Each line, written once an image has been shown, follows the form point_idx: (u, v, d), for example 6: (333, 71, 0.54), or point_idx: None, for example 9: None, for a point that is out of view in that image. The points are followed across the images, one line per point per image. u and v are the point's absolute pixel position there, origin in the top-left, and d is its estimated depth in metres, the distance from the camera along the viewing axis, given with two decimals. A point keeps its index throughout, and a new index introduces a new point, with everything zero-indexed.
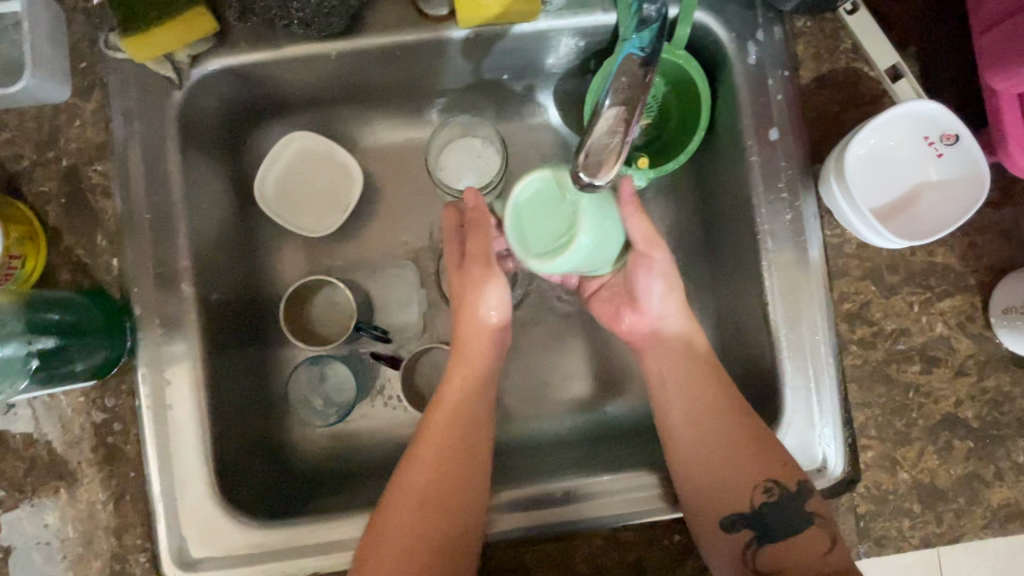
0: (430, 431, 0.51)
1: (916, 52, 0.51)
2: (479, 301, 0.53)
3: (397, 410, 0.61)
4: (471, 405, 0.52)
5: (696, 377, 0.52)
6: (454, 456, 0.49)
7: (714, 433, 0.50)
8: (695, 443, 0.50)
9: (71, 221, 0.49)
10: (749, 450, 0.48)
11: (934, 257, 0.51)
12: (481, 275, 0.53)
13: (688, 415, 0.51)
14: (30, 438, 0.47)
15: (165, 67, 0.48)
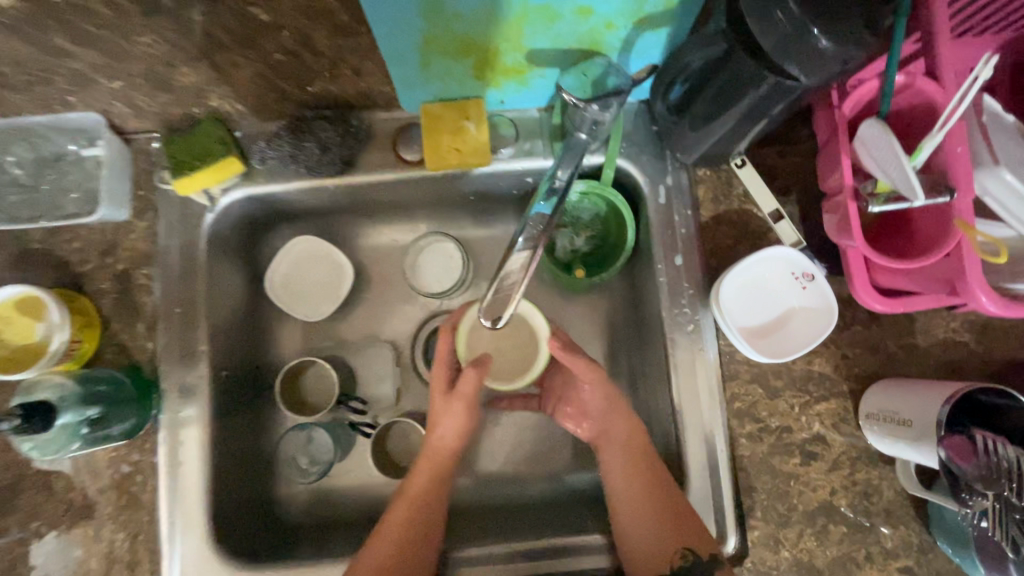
0: (393, 518, 0.59)
1: (797, 196, 0.62)
2: (448, 412, 0.62)
3: (369, 471, 0.72)
4: (436, 492, 0.61)
5: (632, 466, 0.59)
6: (410, 547, 0.58)
7: (644, 520, 0.56)
8: (631, 528, 0.56)
9: (119, 312, 0.62)
10: (670, 529, 0.55)
11: (813, 366, 0.60)
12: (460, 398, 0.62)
13: (626, 501, 0.57)
14: (69, 485, 0.59)
15: (203, 197, 0.64)
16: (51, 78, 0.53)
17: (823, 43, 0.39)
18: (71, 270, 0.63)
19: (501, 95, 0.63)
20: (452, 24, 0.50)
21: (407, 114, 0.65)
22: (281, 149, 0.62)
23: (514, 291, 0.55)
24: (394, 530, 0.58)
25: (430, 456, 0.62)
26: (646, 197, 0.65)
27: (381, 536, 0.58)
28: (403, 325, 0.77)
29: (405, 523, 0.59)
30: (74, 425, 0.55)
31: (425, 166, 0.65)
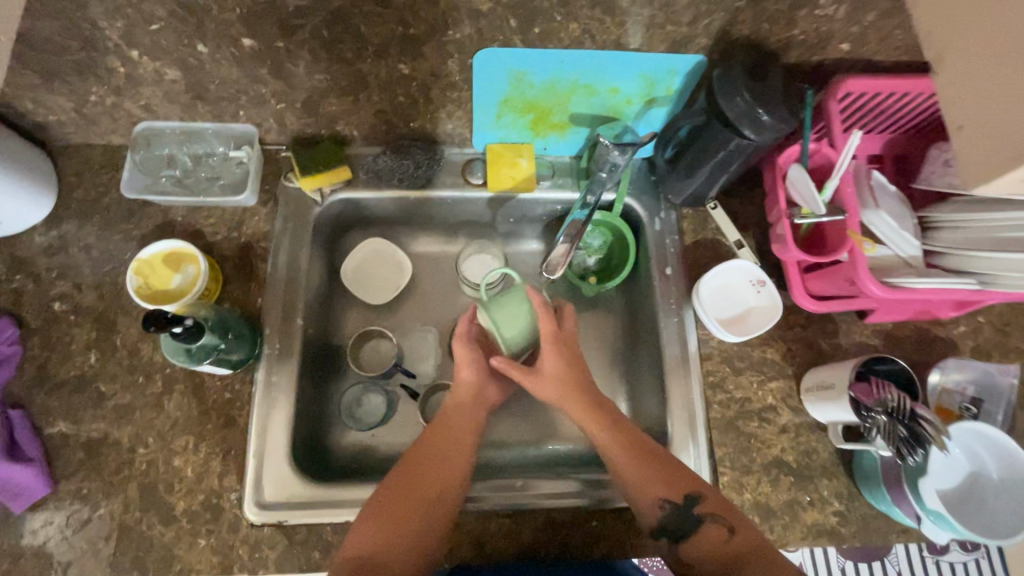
0: (413, 457, 0.69)
1: (754, 232, 0.86)
2: (462, 362, 0.77)
3: (411, 430, 0.86)
4: (452, 432, 0.72)
5: (615, 422, 0.70)
6: (455, 454, 0.70)
7: (632, 464, 0.67)
8: (619, 468, 0.67)
9: (238, 274, 0.79)
10: (652, 468, 0.66)
11: (768, 354, 0.81)
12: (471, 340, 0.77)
13: (613, 447, 0.68)
14: (181, 405, 0.73)
15: (315, 194, 0.84)
16: (237, 97, 0.74)
17: (765, 117, 0.64)
18: (204, 239, 0.80)
19: (545, 144, 0.87)
20: (525, 89, 0.75)
21: (473, 151, 0.88)
22: (384, 163, 0.84)
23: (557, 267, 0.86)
24: (448, 437, 0.71)
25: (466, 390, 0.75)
26: (645, 226, 0.88)
27: (403, 473, 0.67)
28: (447, 316, 0.94)
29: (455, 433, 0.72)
30: (210, 345, 0.69)
31: (485, 188, 0.87)
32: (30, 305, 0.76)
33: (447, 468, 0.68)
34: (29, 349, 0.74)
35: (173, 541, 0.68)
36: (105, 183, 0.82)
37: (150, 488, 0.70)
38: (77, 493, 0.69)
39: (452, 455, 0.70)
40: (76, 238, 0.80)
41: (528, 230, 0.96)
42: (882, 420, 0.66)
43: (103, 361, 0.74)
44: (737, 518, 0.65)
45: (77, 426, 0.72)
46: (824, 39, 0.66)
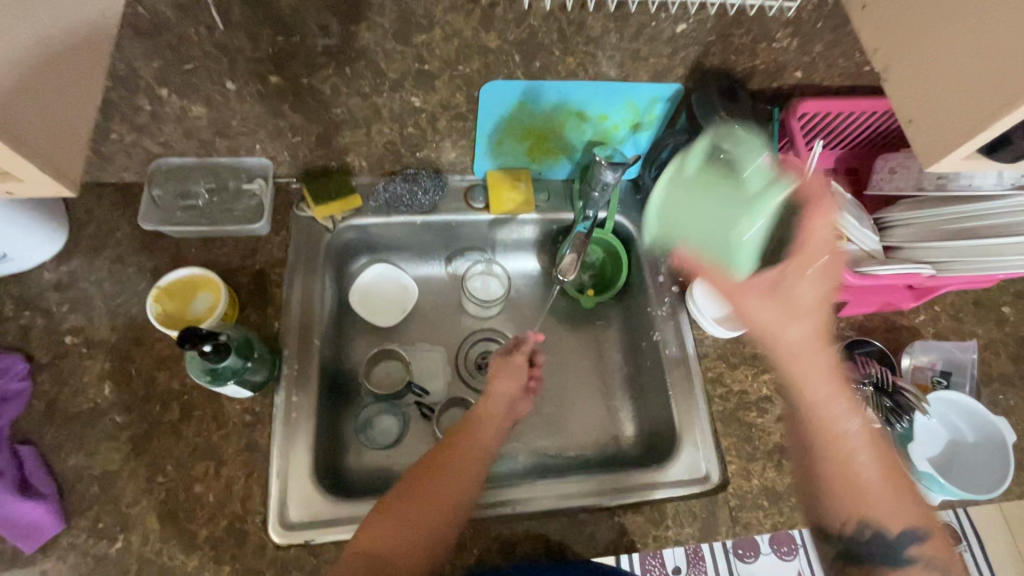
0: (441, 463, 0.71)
1: None
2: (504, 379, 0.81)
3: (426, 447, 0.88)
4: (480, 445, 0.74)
5: (871, 435, 0.71)
6: (469, 462, 0.72)
7: (886, 494, 0.69)
8: (886, 478, 0.70)
9: (255, 300, 0.82)
10: (894, 482, 0.70)
11: (758, 348, 0.88)
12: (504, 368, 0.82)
13: (881, 463, 0.70)
14: (200, 429, 0.73)
15: (327, 222, 0.88)
16: (256, 131, 0.79)
17: None
18: (219, 268, 0.83)
19: (540, 169, 0.94)
20: (525, 118, 0.83)
21: (474, 178, 0.94)
22: (392, 191, 0.89)
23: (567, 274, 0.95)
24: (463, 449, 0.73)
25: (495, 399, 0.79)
26: (636, 240, 0.96)
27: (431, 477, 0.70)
28: (454, 337, 0.98)
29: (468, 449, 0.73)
30: (236, 366, 0.71)
31: (487, 211, 0.93)
32: (39, 340, 0.76)
33: (461, 472, 0.71)
34: (39, 384, 0.73)
35: (196, 569, 0.66)
36: (117, 219, 0.84)
37: (171, 517, 0.68)
38: (93, 528, 0.67)
39: (468, 466, 0.72)
40: (87, 273, 0.80)
41: (524, 250, 1.02)
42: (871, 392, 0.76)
43: (118, 392, 0.74)
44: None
45: (91, 459, 0.70)
46: (780, 68, 0.78)
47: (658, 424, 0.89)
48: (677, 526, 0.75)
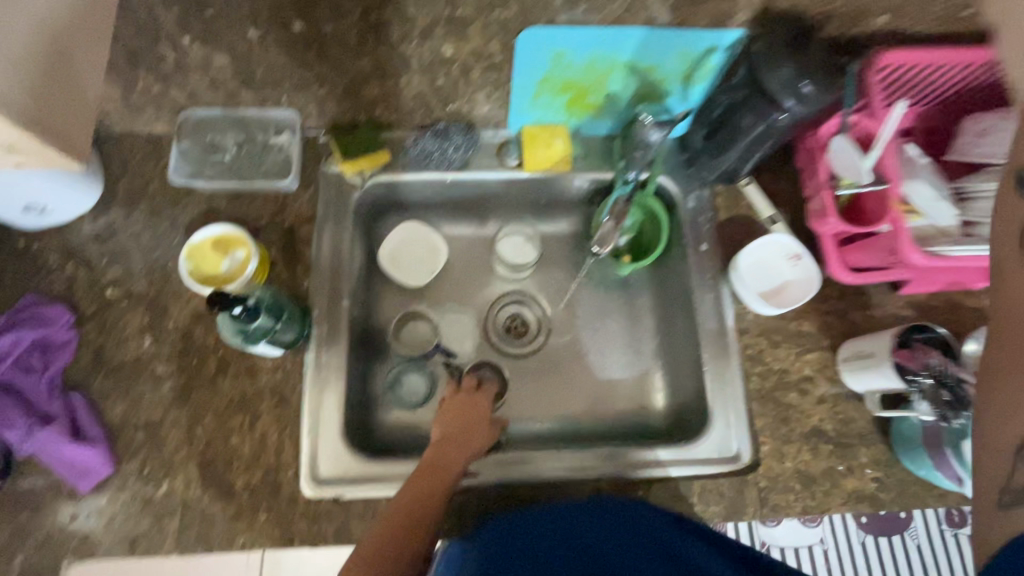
0: (406, 491, 0.66)
1: (786, 208, 0.87)
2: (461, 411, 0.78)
3: None
4: (447, 473, 0.69)
5: None
6: (430, 508, 0.65)
7: None
8: None
9: (285, 257, 0.81)
10: None
11: (803, 325, 0.82)
12: (476, 425, 0.77)
13: None
14: (235, 384, 0.75)
15: (356, 178, 0.85)
16: (282, 82, 0.77)
17: (807, 88, 0.66)
18: (249, 223, 0.82)
19: (578, 123, 0.88)
20: (564, 69, 0.76)
21: (507, 133, 0.89)
22: (422, 146, 0.86)
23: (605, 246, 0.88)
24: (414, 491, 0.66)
25: (456, 441, 0.74)
26: (679, 204, 0.89)
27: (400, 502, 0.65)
28: (482, 298, 0.96)
29: (431, 490, 0.67)
30: (266, 327, 0.71)
31: (521, 169, 0.88)
32: (83, 292, 0.78)
33: (421, 514, 0.64)
34: (85, 334, 0.76)
35: (234, 516, 0.70)
36: (149, 171, 0.83)
37: (210, 466, 0.72)
38: (139, 472, 0.71)
39: (430, 508, 0.65)
40: (124, 226, 0.81)
41: (559, 211, 0.97)
42: (929, 385, 0.68)
43: (158, 345, 0.76)
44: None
45: (135, 407, 0.73)
46: (861, 11, 0.68)
47: (689, 398, 0.86)
48: (703, 504, 0.74)
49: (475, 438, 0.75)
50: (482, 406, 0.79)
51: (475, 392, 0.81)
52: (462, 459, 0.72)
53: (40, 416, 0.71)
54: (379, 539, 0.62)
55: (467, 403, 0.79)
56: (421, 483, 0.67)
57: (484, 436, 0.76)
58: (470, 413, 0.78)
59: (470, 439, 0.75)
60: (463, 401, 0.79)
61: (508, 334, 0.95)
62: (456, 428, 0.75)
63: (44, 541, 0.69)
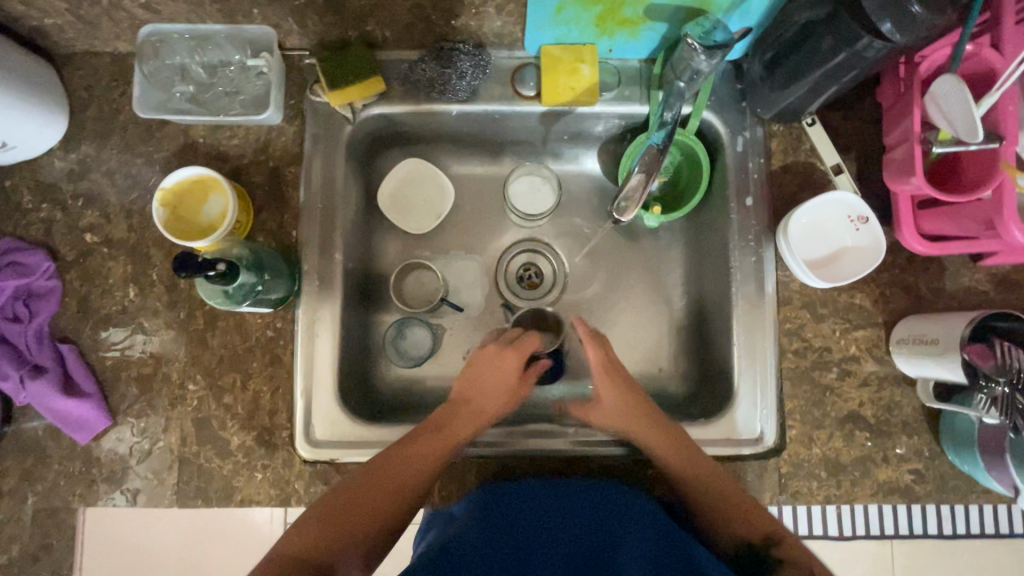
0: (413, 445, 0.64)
1: (856, 155, 0.72)
2: (491, 368, 0.72)
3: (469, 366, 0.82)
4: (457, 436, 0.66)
5: None
6: (421, 472, 0.62)
7: None
8: None
9: (270, 202, 0.73)
10: None
11: (854, 298, 0.71)
12: (504, 386, 0.71)
13: None
14: (225, 340, 0.71)
15: (347, 110, 0.73)
16: None
17: (915, 8, 0.52)
18: (230, 163, 0.73)
19: (611, 44, 0.73)
20: None
21: (525, 55, 0.75)
22: (424, 72, 0.73)
23: (629, 206, 0.70)
24: (408, 452, 0.63)
25: (478, 402, 0.70)
26: (725, 145, 0.75)
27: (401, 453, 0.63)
28: (490, 246, 0.86)
29: (428, 455, 0.63)
30: (249, 285, 0.66)
31: (538, 101, 0.75)
32: (61, 236, 0.73)
33: (413, 478, 0.62)
34: (68, 282, 0.72)
35: (232, 473, 0.69)
36: (118, 99, 0.74)
37: (205, 423, 0.70)
38: (136, 426, 0.70)
39: (428, 472, 0.63)
40: (97, 162, 0.74)
41: (583, 148, 0.84)
42: (1001, 390, 0.60)
43: (143, 296, 0.72)
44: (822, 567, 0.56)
45: (126, 361, 0.71)
46: None
47: (713, 369, 0.78)
48: None
49: (497, 398, 0.71)
50: (515, 366, 0.73)
51: (508, 346, 0.74)
52: (478, 423, 0.69)
53: (31, 366, 0.69)
54: (359, 494, 0.59)
55: (498, 359, 0.72)
56: (422, 445, 0.64)
57: (508, 396, 0.72)
58: (502, 372, 0.72)
59: (490, 403, 0.70)
60: (493, 355, 0.73)
61: (521, 286, 0.86)
62: (481, 385, 0.71)
63: (52, 486, 0.70)
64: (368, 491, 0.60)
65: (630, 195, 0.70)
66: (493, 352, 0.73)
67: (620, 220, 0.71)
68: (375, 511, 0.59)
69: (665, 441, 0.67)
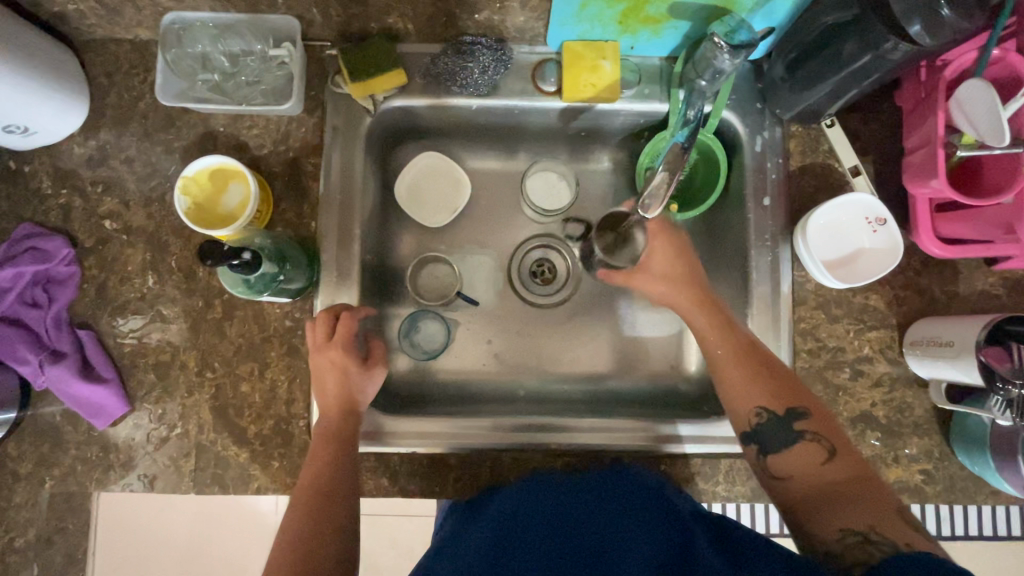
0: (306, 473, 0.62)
1: (873, 158, 0.72)
2: (326, 370, 0.67)
3: (485, 361, 0.83)
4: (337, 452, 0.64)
5: None
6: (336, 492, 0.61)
7: None
8: None
9: (289, 193, 0.73)
10: None
11: (869, 299, 0.72)
12: (346, 380, 0.67)
13: None
14: (242, 330, 0.71)
15: (367, 102, 0.73)
16: None
17: (946, 11, 0.52)
18: (250, 152, 0.73)
19: (633, 42, 0.73)
20: None
21: (546, 50, 0.75)
22: (445, 65, 0.73)
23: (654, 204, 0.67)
24: (316, 463, 0.63)
25: (329, 408, 0.66)
26: (744, 145, 0.75)
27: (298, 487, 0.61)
28: (506, 239, 0.86)
29: (320, 469, 0.62)
30: (270, 275, 0.66)
31: (559, 97, 0.75)
32: (81, 222, 0.73)
33: (325, 497, 0.60)
34: (86, 269, 0.72)
35: (248, 461, 0.70)
36: (138, 87, 0.74)
37: (222, 411, 0.70)
38: (153, 413, 0.70)
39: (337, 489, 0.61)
40: (116, 149, 0.74)
41: (599, 144, 0.85)
42: (1017, 393, 0.60)
43: (161, 284, 0.72)
44: (841, 443, 0.60)
45: (144, 348, 0.71)
46: None
47: None
48: (727, 482, 0.72)
49: (347, 398, 0.67)
50: (348, 356, 0.68)
51: (342, 339, 0.68)
52: (347, 426, 0.66)
53: (51, 352, 0.70)
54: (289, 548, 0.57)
55: (323, 359, 0.67)
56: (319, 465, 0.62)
57: (360, 390, 0.68)
58: (331, 369, 0.67)
59: (350, 400, 0.67)
60: (323, 356, 0.67)
61: (535, 281, 0.86)
62: (320, 390, 0.67)
63: (68, 472, 0.70)
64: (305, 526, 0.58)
65: (655, 193, 0.66)
66: (320, 348, 0.67)
67: (648, 217, 0.68)
68: (326, 547, 0.57)
69: (705, 320, 0.69)
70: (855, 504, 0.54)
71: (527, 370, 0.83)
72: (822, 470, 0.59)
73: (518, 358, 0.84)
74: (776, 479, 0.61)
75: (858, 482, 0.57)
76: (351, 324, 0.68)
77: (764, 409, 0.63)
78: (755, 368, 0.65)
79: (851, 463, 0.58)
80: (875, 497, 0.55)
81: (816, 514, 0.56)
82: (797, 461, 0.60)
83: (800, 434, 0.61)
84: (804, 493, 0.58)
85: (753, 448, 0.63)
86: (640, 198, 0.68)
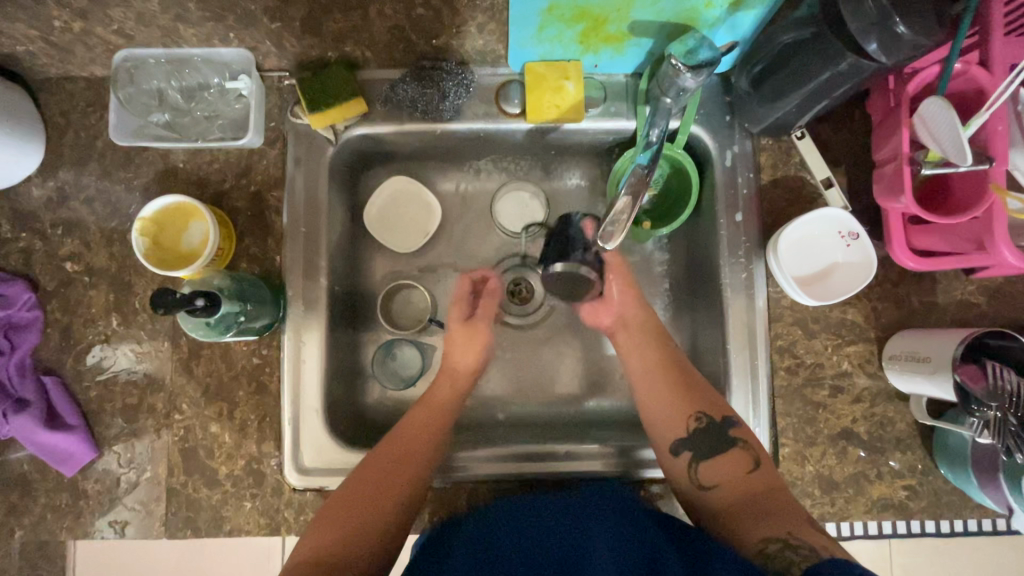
0: (407, 426, 0.71)
1: (845, 170, 0.71)
2: (465, 342, 0.78)
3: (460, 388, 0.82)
4: (439, 412, 0.73)
5: None
6: (377, 508, 0.63)
7: None
8: None
9: (253, 227, 0.72)
10: None
11: (847, 313, 0.71)
12: (474, 338, 0.78)
13: None
14: (209, 369, 0.70)
15: (328, 132, 0.72)
16: (223, 15, 0.64)
17: (902, 28, 0.51)
18: (211, 187, 0.72)
19: (596, 60, 0.71)
20: None
21: (509, 71, 0.74)
22: (406, 93, 0.72)
23: (616, 229, 0.65)
24: (399, 444, 0.69)
25: (450, 375, 0.76)
26: (714, 160, 0.74)
27: (399, 433, 0.70)
28: (480, 260, 0.85)
29: (425, 426, 0.71)
30: (230, 316, 0.65)
31: (523, 118, 0.74)
32: (41, 265, 0.72)
33: (416, 442, 0.69)
34: (49, 313, 0.71)
35: (220, 503, 0.69)
36: (95, 125, 0.73)
37: (191, 453, 0.69)
38: (122, 457, 0.69)
39: (383, 505, 0.64)
40: (75, 190, 0.72)
41: (570, 162, 0.83)
42: (993, 414, 0.60)
43: (126, 325, 0.71)
44: (765, 456, 0.64)
45: (110, 391, 0.70)
46: None
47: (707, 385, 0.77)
48: None
49: (467, 362, 0.77)
50: (485, 331, 0.79)
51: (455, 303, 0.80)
52: (454, 390, 0.75)
53: (15, 400, 0.69)
54: (365, 487, 0.65)
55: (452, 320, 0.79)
56: (388, 483, 0.65)
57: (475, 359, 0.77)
58: (470, 342, 0.78)
59: (463, 361, 0.77)
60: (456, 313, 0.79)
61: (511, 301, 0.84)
62: (460, 350, 0.77)
63: (38, 521, 0.69)
64: (385, 464, 0.67)
65: (617, 219, 0.65)
66: (451, 356, 0.78)
67: (604, 246, 0.67)
68: (399, 486, 0.65)
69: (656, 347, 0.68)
70: (777, 515, 0.58)
71: (507, 393, 0.82)
72: (748, 479, 0.62)
73: (498, 382, 0.82)
74: (702, 489, 0.65)
75: (774, 493, 0.61)
76: (466, 287, 0.80)
77: (702, 415, 0.67)
78: (673, 385, 0.69)
79: (770, 476, 0.63)
80: (792, 509, 0.58)
81: (739, 524, 0.59)
82: (728, 468, 0.64)
83: (736, 441, 0.65)
84: (728, 504, 0.62)
85: (687, 455, 0.66)
86: (601, 225, 0.66)
